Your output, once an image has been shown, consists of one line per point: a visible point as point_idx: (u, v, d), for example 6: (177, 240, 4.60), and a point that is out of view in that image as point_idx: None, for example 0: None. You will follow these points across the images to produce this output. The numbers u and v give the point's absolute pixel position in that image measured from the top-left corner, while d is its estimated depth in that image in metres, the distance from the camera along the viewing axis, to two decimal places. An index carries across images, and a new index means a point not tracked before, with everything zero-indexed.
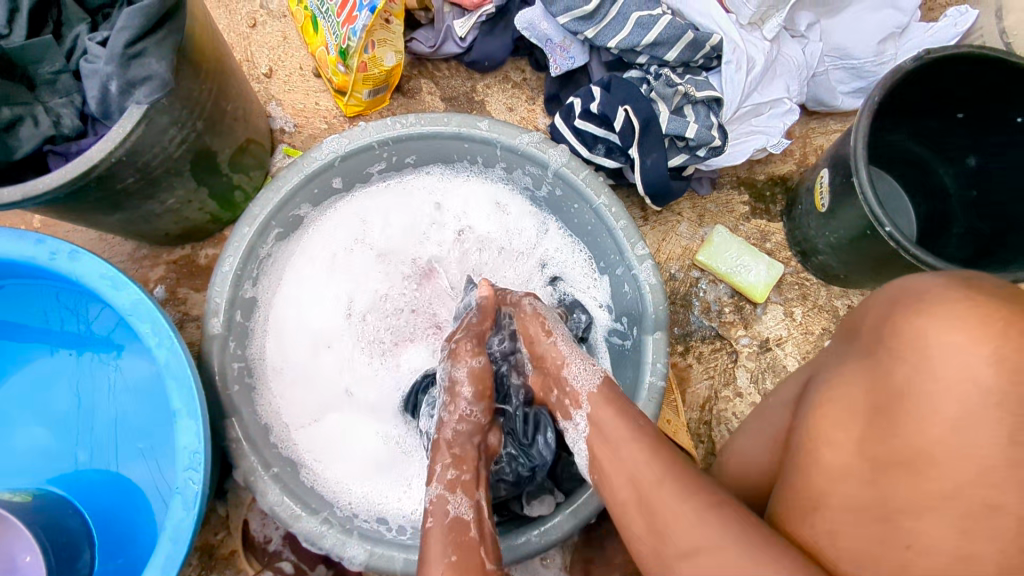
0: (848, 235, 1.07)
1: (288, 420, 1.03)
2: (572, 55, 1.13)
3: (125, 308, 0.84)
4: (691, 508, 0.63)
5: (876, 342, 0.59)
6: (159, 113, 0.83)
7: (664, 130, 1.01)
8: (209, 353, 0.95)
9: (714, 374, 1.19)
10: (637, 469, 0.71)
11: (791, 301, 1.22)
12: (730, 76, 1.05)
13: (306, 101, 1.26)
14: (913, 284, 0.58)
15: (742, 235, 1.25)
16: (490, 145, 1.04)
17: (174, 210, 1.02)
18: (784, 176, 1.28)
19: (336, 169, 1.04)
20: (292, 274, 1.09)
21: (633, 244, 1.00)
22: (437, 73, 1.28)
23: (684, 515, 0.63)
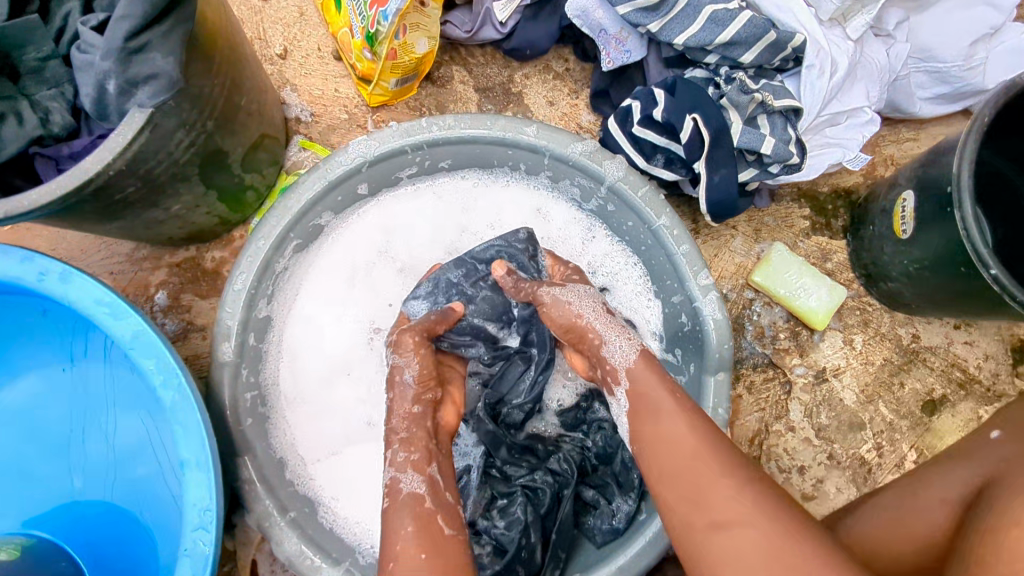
0: (940, 274, 0.94)
1: (303, 453, 0.93)
2: (628, 48, 1.00)
3: (124, 341, 0.74)
4: (730, 487, 0.62)
5: None
6: (165, 117, 0.70)
7: (737, 143, 0.89)
8: (219, 383, 0.85)
9: (766, 406, 1.11)
10: (671, 439, 0.68)
11: (851, 328, 1.13)
12: (811, 81, 0.92)
13: (325, 87, 1.13)
14: None
15: (801, 253, 1.14)
16: (538, 152, 0.92)
17: (180, 215, 0.91)
18: (849, 189, 1.16)
19: (363, 174, 0.92)
20: (309, 290, 0.98)
21: (696, 272, 0.89)
22: (470, 60, 1.14)
23: (718, 485, 0.62)
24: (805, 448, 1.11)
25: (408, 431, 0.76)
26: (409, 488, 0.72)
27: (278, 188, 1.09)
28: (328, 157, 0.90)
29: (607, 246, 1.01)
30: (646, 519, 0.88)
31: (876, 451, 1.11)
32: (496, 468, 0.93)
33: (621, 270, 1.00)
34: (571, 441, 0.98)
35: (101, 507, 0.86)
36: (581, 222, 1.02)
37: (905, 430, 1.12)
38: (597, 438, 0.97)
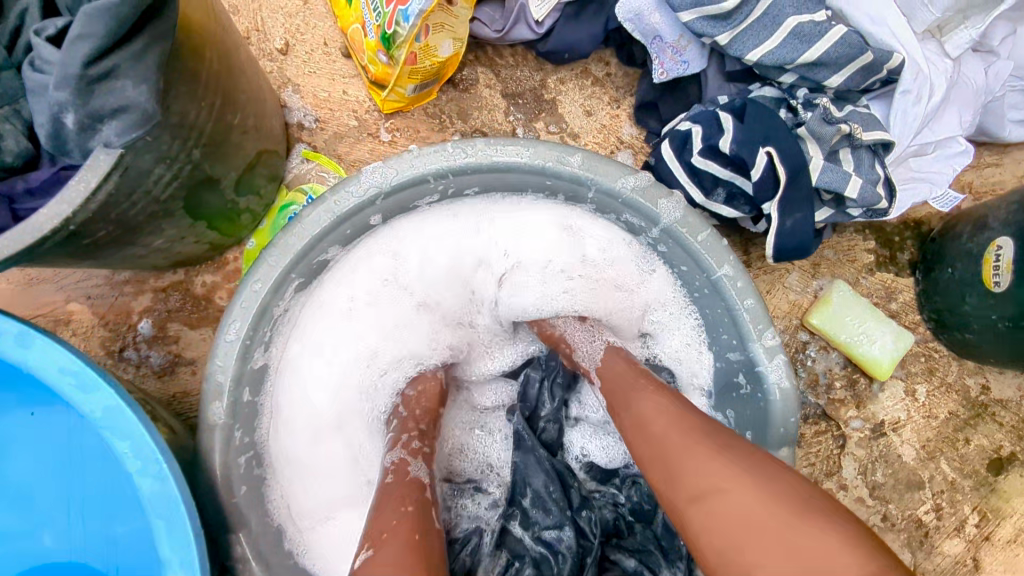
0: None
1: (299, 519, 0.81)
2: (686, 59, 0.88)
3: (94, 419, 0.62)
4: (706, 458, 0.59)
5: None
6: (140, 154, 0.58)
7: (815, 182, 0.77)
8: (208, 450, 0.73)
9: (816, 462, 1.00)
10: (655, 416, 0.66)
11: (914, 376, 1.02)
12: (904, 109, 0.79)
13: (331, 89, 0.99)
14: None
15: (863, 291, 1.02)
16: (581, 185, 0.79)
17: (164, 248, 0.78)
18: (920, 220, 1.04)
19: (377, 206, 0.79)
20: (307, 332, 0.85)
21: (760, 332, 0.77)
22: (498, 60, 1.00)
23: (701, 455, 0.59)
24: (857, 508, 0.99)
25: (425, 425, 0.80)
26: (417, 474, 0.73)
27: (278, 205, 0.96)
28: (336, 186, 0.77)
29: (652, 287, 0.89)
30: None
31: (934, 513, 1.00)
32: (519, 511, 0.84)
33: (661, 315, 0.90)
34: (602, 497, 0.87)
35: None
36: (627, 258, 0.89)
37: (967, 490, 1.00)
38: (632, 494, 0.87)
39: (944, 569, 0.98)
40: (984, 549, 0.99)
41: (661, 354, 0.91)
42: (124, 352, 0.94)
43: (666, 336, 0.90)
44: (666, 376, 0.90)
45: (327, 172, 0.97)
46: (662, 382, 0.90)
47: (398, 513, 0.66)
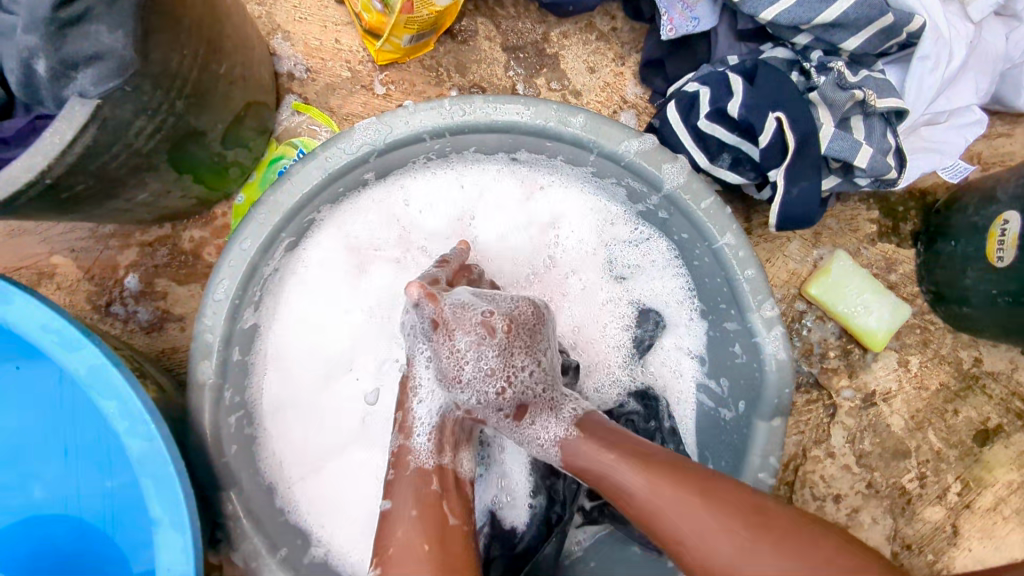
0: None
1: (287, 464, 0.80)
2: (696, 15, 0.85)
3: (79, 378, 0.60)
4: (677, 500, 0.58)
5: None
6: (119, 106, 0.54)
7: (824, 150, 0.74)
8: (196, 410, 0.72)
9: (805, 429, 1.00)
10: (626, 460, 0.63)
11: (908, 348, 1.01)
12: (921, 75, 0.76)
13: (323, 37, 0.94)
14: None
15: (863, 261, 1.01)
16: (582, 147, 0.76)
17: (149, 202, 0.75)
18: (925, 190, 1.02)
19: (371, 165, 0.77)
20: (299, 281, 0.83)
21: (760, 302, 0.76)
22: (499, 11, 0.96)
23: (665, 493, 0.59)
24: (842, 475, 1.00)
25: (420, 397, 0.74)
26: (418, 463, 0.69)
27: (268, 158, 0.93)
28: (328, 142, 0.74)
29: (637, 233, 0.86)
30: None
31: (918, 481, 1.00)
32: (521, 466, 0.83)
33: (637, 256, 0.88)
34: None
35: (59, 544, 0.73)
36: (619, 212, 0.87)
37: (953, 460, 1.01)
38: (625, 433, 0.85)
39: (925, 535, 0.99)
40: (964, 516, 0.99)
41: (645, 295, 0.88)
42: (111, 307, 0.92)
43: (644, 279, 0.88)
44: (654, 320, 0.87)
45: (318, 125, 0.94)
46: (650, 325, 0.87)
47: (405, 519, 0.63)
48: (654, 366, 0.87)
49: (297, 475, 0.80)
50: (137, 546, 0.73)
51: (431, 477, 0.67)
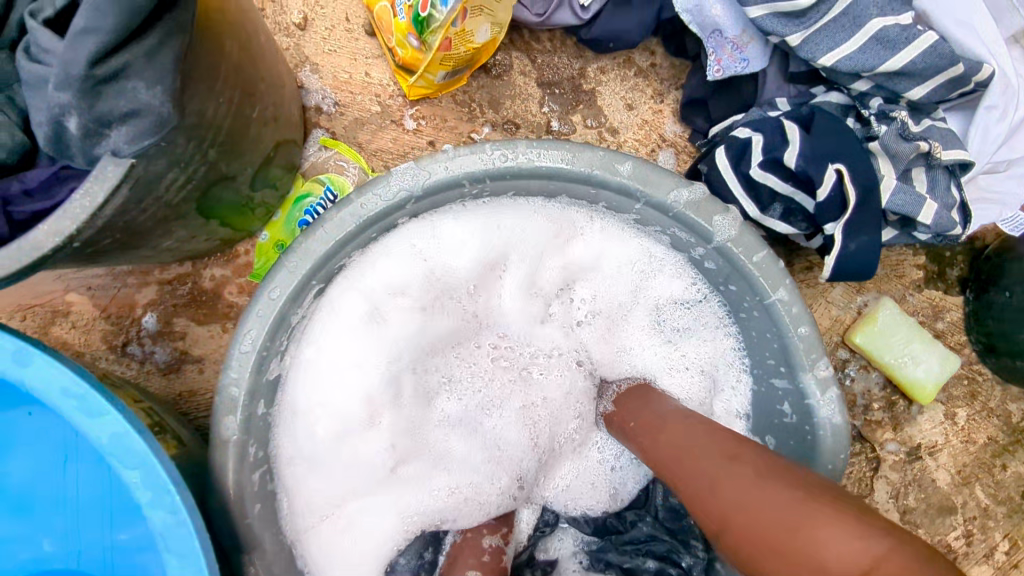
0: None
1: (303, 515, 0.75)
2: (746, 57, 0.81)
3: (100, 446, 0.57)
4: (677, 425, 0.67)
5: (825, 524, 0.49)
6: (153, 159, 0.51)
7: (885, 203, 0.70)
8: (221, 470, 0.68)
9: (847, 483, 0.95)
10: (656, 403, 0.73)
11: (955, 400, 0.97)
12: (986, 125, 0.73)
13: (353, 70, 0.91)
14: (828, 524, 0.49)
15: (909, 309, 0.96)
16: (628, 196, 0.73)
17: (173, 247, 0.72)
18: (975, 235, 0.97)
19: (408, 210, 0.73)
20: (325, 324, 0.77)
21: (814, 361, 0.72)
22: (534, 45, 0.92)
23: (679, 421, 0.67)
24: None
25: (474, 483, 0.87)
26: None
27: (293, 195, 0.89)
28: (362, 187, 0.71)
29: (681, 284, 0.82)
30: None
31: (965, 539, 0.95)
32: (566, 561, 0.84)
33: (689, 317, 0.84)
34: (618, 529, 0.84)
35: None
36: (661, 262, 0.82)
37: (1001, 517, 0.96)
38: None
39: None
40: None
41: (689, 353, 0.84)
42: (127, 348, 0.89)
43: (694, 342, 0.84)
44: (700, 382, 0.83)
45: (346, 161, 0.90)
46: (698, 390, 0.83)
47: None
48: None
49: (309, 524, 0.75)
50: None
51: None
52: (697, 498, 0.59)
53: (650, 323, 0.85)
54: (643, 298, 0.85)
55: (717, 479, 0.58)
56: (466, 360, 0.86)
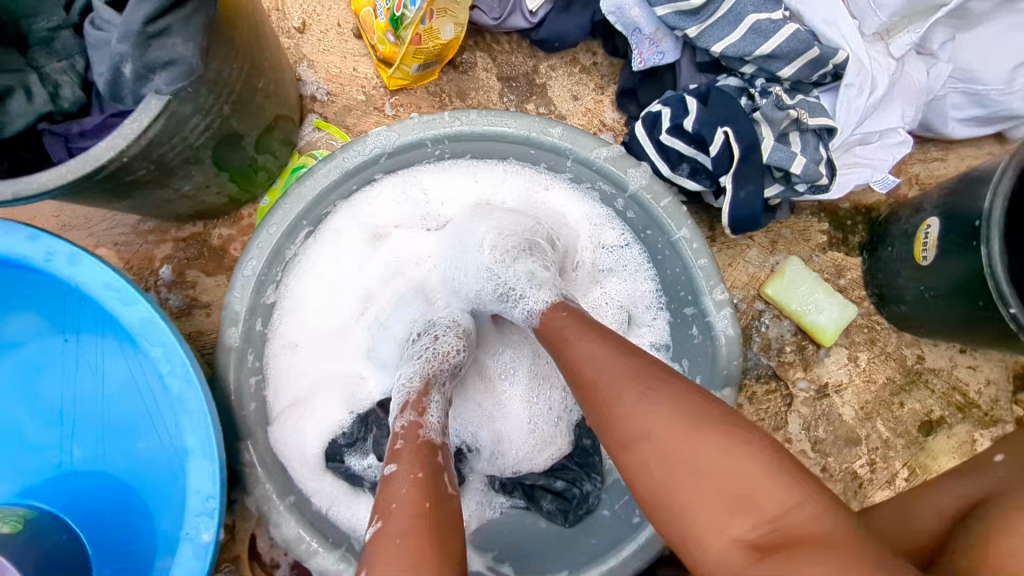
0: (961, 304, 0.93)
1: (281, 398, 0.93)
2: (662, 50, 0.96)
3: (132, 328, 0.72)
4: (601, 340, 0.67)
5: (765, 470, 0.50)
6: (183, 102, 0.68)
7: (766, 159, 0.87)
8: (224, 367, 0.86)
9: (765, 417, 1.11)
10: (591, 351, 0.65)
11: (857, 345, 1.13)
12: (848, 100, 0.90)
13: (343, 66, 1.10)
14: (767, 475, 0.50)
15: (815, 268, 1.13)
16: (562, 154, 0.90)
17: (191, 195, 0.89)
18: (871, 206, 1.14)
19: (381, 165, 0.91)
20: (320, 247, 0.95)
21: (712, 287, 0.89)
22: (495, 47, 1.10)
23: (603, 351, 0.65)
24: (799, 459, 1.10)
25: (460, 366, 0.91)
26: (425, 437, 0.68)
27: (290, 167, 1.06)
28: (345, 146, 0.88)
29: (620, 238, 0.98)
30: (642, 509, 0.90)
31: (869, 467, 1.10)
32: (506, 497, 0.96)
33: (611, 258, 0.99)
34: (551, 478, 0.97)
35: (94, 486, 0.83)
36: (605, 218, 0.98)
37: (900, 448, 1.11)
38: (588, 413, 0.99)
39: None
40: None
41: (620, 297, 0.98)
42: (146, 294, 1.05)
43: (620, 283, 0.99)
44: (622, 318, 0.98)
45: (336, 140, 1.08)
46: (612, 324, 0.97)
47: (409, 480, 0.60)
48: None
49: (282, 407, 0.92)
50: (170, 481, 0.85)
51: (436, 450, 0.66)
52: (596, 395, 0.62)
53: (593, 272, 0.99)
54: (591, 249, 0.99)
55: (617, 384, 0.60)
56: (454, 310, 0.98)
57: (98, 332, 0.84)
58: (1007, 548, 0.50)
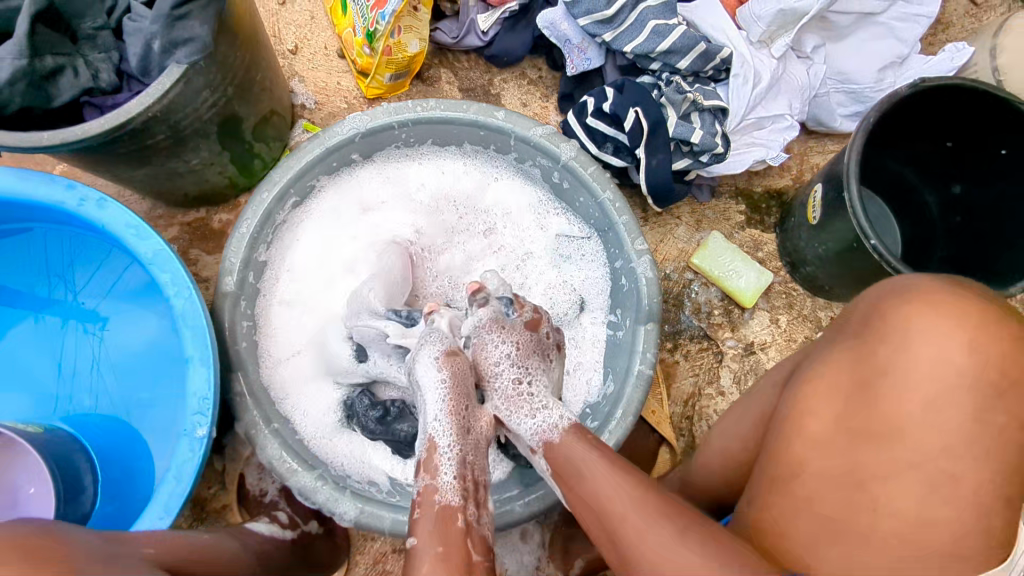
0: (836, 252, 1.13)
1: (273, 346, 1.08)
2: (589, 57, 1.19)
3: (146, 257, 0.88)
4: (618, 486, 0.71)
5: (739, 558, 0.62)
6: (197, 75, 0.87)
7: (672, 132, 1.09)
8: (220, 309, 0.99)
9: (699, 372, 1.25)
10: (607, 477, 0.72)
11: (777, 308, 1.28)
12: (737, 88, 1.13)
13: (328, 80, 1.31)
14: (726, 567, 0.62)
15: (736, 242, 1.30)
16: (505, 134, 1.09)
17: (197, 171, 1.06)
18: (780, 191, 1.33)
19: (356, 144, 1.09)
20: (310, 218, 1.13)
21: (634, 239, 1.05)
22: (456, 64, 1.32)
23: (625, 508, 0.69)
24: None
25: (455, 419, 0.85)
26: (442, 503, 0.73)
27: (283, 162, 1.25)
28: (327, 129, 1.06)
29: (566, 221, 1.18)
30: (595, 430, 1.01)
31: None
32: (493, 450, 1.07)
33: (574, 247, 1.18)
34: None
35: (104, 421, 1.00)
36: (548, 205, 1.19)
37: None
38: None
39: None
40: None
41: (568, 275, 1.19)
42: None
43: (578, 266, 1.18)
44: (577, 302, 1.17)
45: None
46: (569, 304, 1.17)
47: (431, 556, 0.69)
48: (579, 329, 1.16)
49: (278, 354, 1.08)
50: (173, 407, 0.99)
51: (456, 515, 0.73)
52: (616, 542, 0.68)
53: (545, 250, 1.20)
54: (540, 232, 1.20)
55: (644, 530, 0.67)
56: (430, 275, 1.19)
57: (119, 292, 1.03)
58: (812, 433, 0.66)
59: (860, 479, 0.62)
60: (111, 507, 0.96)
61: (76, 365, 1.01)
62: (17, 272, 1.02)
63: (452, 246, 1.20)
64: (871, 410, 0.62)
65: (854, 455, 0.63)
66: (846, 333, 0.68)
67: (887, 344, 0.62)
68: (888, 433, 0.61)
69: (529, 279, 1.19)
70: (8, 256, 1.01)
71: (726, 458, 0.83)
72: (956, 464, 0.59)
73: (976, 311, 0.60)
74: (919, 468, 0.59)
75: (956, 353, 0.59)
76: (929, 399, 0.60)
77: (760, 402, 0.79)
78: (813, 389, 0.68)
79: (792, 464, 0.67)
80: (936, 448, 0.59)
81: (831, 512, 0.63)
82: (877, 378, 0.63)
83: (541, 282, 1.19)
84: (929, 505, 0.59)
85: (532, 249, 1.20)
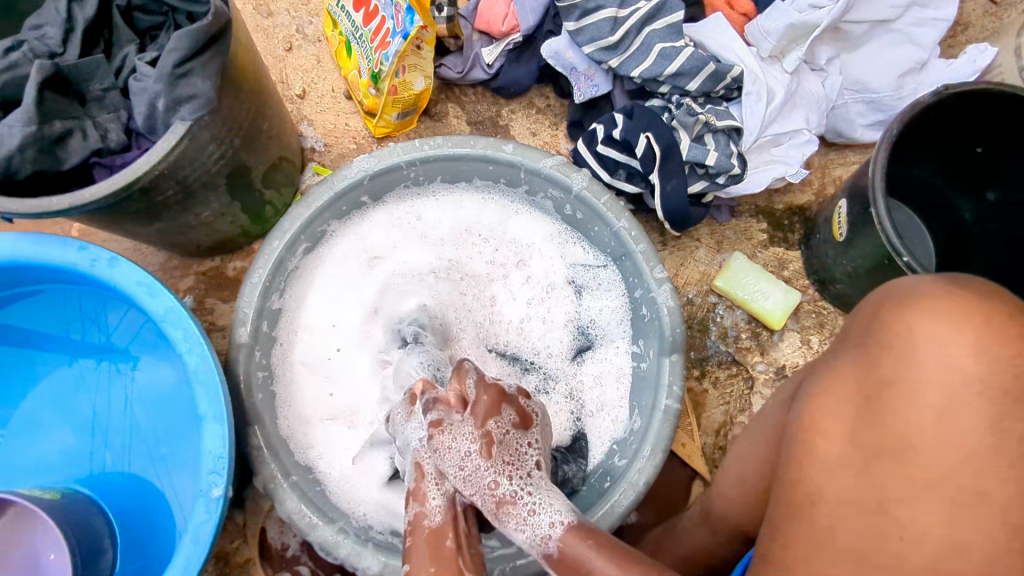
0: (864, 270, 1.09)
1: (292, 393, 1.06)
2: (596, 83, 1.17)
3: (158, 315, 0.87)
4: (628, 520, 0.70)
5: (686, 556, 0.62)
6: (202, 129, 0.88)
7: (686, 156, 1.07)
8: (236, 361, 0.97)
9: (730, 400, 1.20)
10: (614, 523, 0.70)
11: (808, 329, 1.23)
12: (751, 106, 1.10)
13: (337, 122, 1.31)
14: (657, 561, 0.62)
15: (759, 262, 1.26)
16: (515, 167, 1.07)
17: (208, 222, 1.07)
18: (803, 206, 1.29)
19: (365, 186, 1.08)
20: (325, 262, 1.12)
21: (652, 268, 1.02)
22: (464, 98, 1.31)
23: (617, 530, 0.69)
24: None
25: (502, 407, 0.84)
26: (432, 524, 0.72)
27: None
28: (335, 172, 1.05)
29: (586, 253, 1.15)
30: (623, 467, 0.97)
31: None
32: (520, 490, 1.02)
33: (590, 277, 1.16)
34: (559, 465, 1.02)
35: (122, 482, 0.99)
36: (566, 235, 1.17)
37: None
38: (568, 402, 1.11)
39: None
40: None
41: (589, 307, 1.15)
42: None
43: (599, 296, 1.15)
44: (594, 337, 1.15)
45: None
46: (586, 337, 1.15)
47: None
48: (600, 361, 1.12)
49: (298, 402, 1.06)
50: (189, 463, 0.98)
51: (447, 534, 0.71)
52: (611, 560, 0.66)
53: (566, 283, 1.17)
54: (560, 264, 1.17)
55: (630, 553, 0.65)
56: (453, 313, 1.15)
57: (134, 345, 1.02)
58: (824, 454, 0.62)
59: (880, 504, 0.58)
60: (133, 568, 0.95)
61: (95, 425, 1.01)
62: (35, 332, 1.02)
63: (473, 282, 1.17)
64: (879, 425, 0.59)
65: (869, 476, 0.59)
66: (848, 346, 0.65)
67: (891, 353, 0.59)
68: (898, 450, 0.58)
69: (548, 314, 1.16)
70: (21, 319, 1.01)
71: (743, 487, 0.78)
72: (982, 480, 0.55)
73: (974, 311, 0.57)
74: (939, 486, 0.56)
75: (964, 360, 0.56)
76: (941, 410, 0.56)
77: (772, 425, 0.75)
78: (819, 407, 0.64)
79: (805, 491, 0.63)
80: (951, 463, 0.56)
81: (852, 539, 0.59)
82: (882, 388, 0.59)
83: (562, 314, 1.16)
84: (955, 525, 0.55)
85: (551, 283, 1.17)
